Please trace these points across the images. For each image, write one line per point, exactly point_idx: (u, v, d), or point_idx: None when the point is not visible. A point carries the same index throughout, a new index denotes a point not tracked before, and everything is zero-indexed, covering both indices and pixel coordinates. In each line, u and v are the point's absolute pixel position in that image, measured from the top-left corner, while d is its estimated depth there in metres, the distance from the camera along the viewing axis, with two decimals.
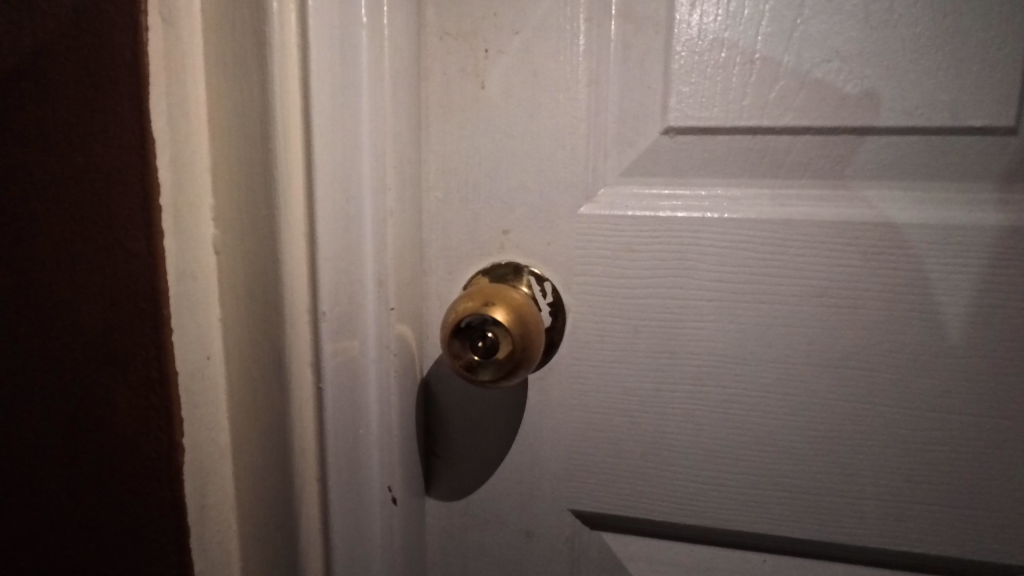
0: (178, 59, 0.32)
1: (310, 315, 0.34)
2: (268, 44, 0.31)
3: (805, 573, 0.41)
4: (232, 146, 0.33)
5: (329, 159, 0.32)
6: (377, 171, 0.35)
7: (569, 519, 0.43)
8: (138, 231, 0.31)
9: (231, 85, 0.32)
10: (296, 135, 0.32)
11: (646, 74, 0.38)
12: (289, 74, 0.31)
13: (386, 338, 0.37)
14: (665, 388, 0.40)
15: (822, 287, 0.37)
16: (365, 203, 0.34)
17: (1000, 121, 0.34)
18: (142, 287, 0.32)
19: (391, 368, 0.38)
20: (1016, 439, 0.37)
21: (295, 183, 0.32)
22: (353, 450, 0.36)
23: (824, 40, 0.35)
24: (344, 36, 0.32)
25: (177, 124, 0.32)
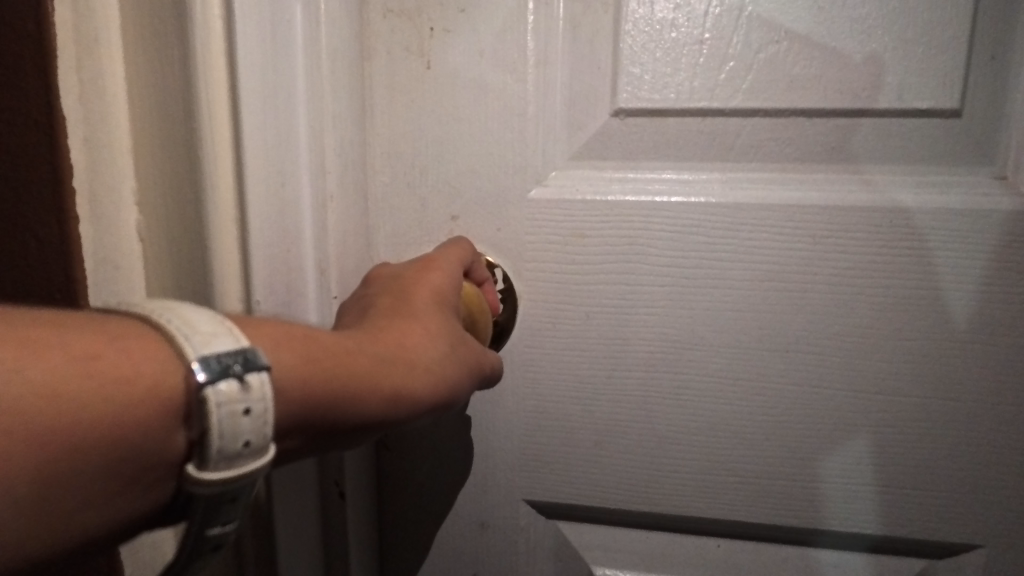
0: (89, 31, 0.32)
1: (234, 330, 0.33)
2: (189, 18, 0.30)
3: (758, 557, 0.41)
4: (160, 127, 0.32)
5: (262, 137, 0.31)
6: (316, 153, 0.33)
7: (524, 508, 0.43)
8: (50, 216, 0.33)
9: (155, 65, 0.31)
10: (223, 112, 0.30)
11: (596, 55, 0.37)
12: (213, 44, 0.30)
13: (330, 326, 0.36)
14: (617, 375, 0.40)
15: (772, 271, 0.37)
16: (303, 186, 0.33)
17: (945, 104, 0.34)
18: (58, 278, 0.34)
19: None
20: (960, 420, 0.37)
21: (222, 163, 0.31)
22: (295, 490, 0.37)
23: (772, 20, 0.35)
24: (273, 9, 0.30)
25: (92, 102, 0.32)
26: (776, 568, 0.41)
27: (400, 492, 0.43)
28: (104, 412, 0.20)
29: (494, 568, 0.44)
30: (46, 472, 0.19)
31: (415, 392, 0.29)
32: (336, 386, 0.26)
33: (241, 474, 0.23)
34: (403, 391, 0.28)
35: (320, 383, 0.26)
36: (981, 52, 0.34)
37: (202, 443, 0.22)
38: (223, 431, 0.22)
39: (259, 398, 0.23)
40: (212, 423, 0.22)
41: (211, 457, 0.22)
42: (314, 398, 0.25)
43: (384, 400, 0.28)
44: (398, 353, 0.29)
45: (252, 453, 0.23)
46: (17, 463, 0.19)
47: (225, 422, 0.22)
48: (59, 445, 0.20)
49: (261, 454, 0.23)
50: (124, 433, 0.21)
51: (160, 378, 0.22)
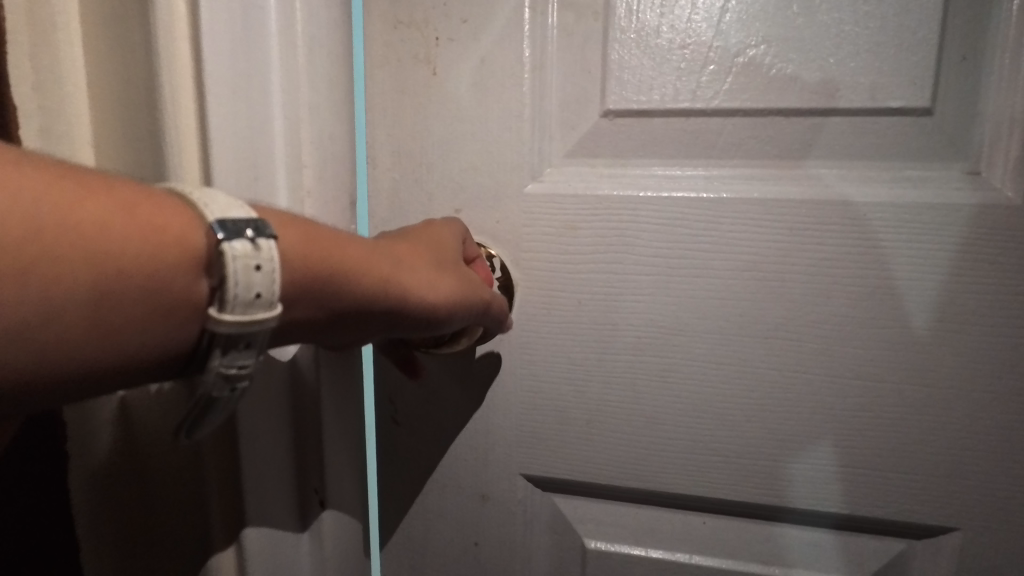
0: (46, 22, 0.36)
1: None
2: (157, 29, 0.34)
3: (742, 535, 0.44)
4: (138, 124, 0.36)
5: (230, 135, 0.36)
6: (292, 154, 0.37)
7: (521, 482, 0.46)
8: None
9: (124, 66, 0.36)
10: (186, 106, 0.35)
11: (587, 60, 0.40)
12: (176, 42, 0.34)
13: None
14: (608, 358, 0.43)
15: (752, 261, 0.39)
16: (278, 181, 0.37)
17: (916, 103, 0.36)
18: None
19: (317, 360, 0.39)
20: (936, 405, 0.39)
21: (189, 161, 0.36)
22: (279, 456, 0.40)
23: (751, 25, 0.37)
24: (249, 19, 0.35)
25: (48, 91, 0.37)
26: (759, 545, 0.43)
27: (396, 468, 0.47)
28: (139, 251, 0.23)
29: (493, 537, 0.47)
30: (96, 291, 0.23)
31: (404, 279, 0.32)
32: (339, 273, 0.29)
33: (252, 323, 0.26)
34: (393, 281, 0.31)
35: (322, 260, 0.29)
36: (952, 53, 0.36)
37: (221, 292, 0.25)
38: (238, 281, 0.25)
39: (270, 257, 0.26)
40: (229, 273, 0.25)
41: (228, 305, 0.25)
42: (317, 268, 0.28)
43: (377, 291, 0.31)
44: (395, 261, 0.32)
45: (263, 304, 0.26)
46: (71, 279, 0.22)
47: (240, 274, 0.25)
48: (106, 271, 0.23)
49: (271, 307, 0.26)
50: (153, 269, 0.24)
51: (185, 232, 0.25)
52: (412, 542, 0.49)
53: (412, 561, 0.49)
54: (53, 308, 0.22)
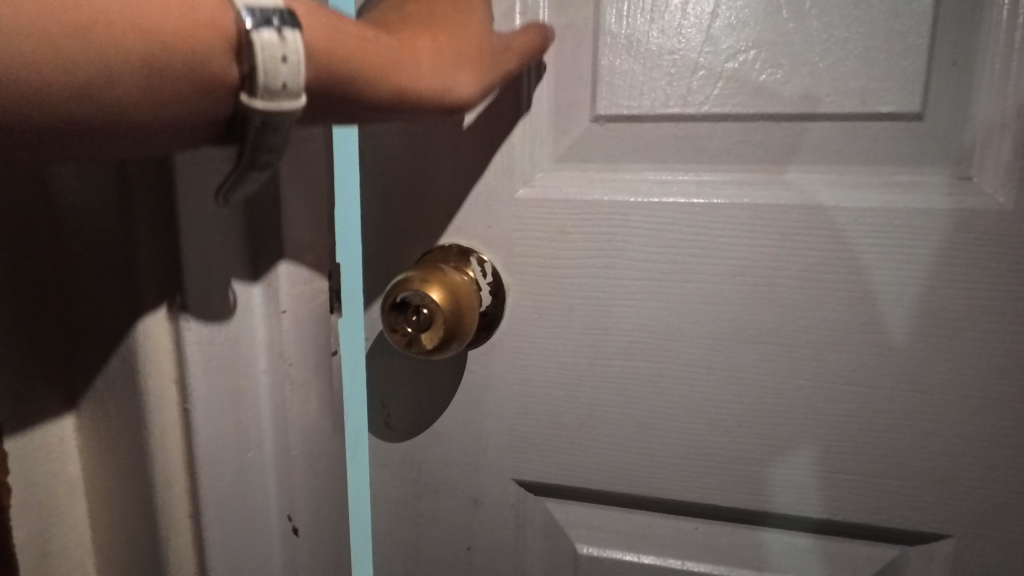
0: None
1: (178, 344, 0.32)
2: None
3: (735, 541, 0.43)
4: None
5: None
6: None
7: (513, 487, 0.46)
8: None
9: None
10: None
11: (577, 65, 0.40)
12: None
13: (280, 347, 0.36)
14: (599, 363, 0.42)
15: (742, 266, 0.39)
16: None
17: (907, 108, 0.36)
18: None
19: (287, 379, 0.37)
20: (928, 411, 0.38)
21: None
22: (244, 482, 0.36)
23: (741, 31, 0.37)
24: None
25: None
26: (752, 550, 0.43)
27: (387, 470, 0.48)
28: (163, 25, 0.21)
29: (485, 542, 0.47)
30: (130, 66, 0.20)
31: (393, 70, 0.28)
32: (358, 70, 0.27)
33: (283, 112, 0.23)
34: (406, 84, 0.29)
35: (340, 66, 0.26)
36: (943, 58, 0.35)
37: (248, 79, 0.23)
38: (265, 80, 0.23)
39: (297, 48, 0.23)
40: (257, 63, 0.22)
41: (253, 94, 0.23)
42: (331, 46, 0.26)
43: (389, 92, 0.28)
44: (411, 54, 0.29)
45: (291, 93, 0.23)
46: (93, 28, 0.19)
47: (266, 67, 0.22)
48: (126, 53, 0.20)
49: (299, 100, 0.24)
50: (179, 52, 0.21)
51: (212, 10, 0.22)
52: (405, 546, 0.49)
53: (404, 565, 0.49)
54: (79, 73, 0.19)
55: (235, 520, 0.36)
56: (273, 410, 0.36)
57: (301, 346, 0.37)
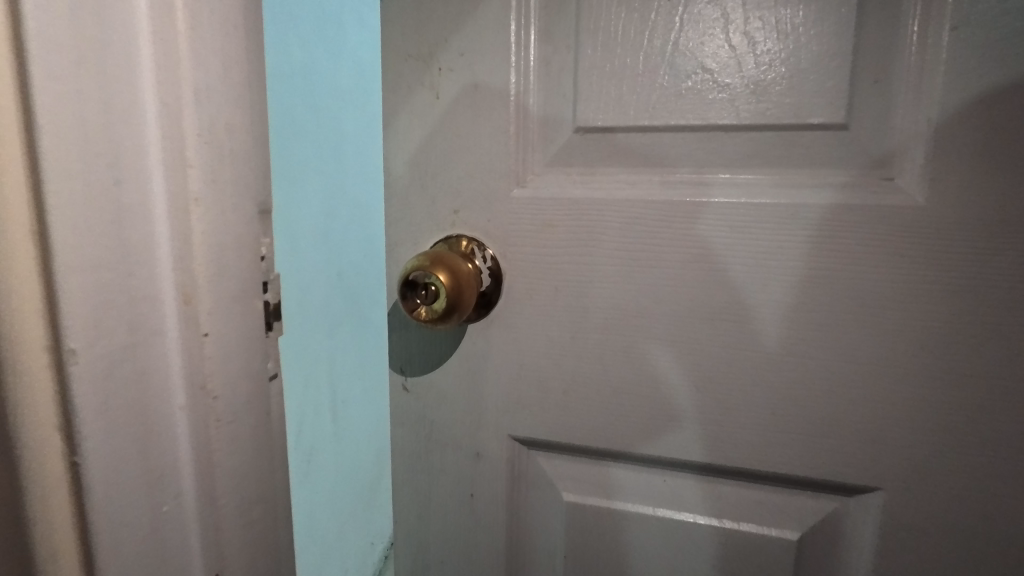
0: None
1: (53, 373, 0.28)
2: None
3: (698, 493, 0.50)
4: None
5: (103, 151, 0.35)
6: (173, 148, 0.30)
7: (509, 443, 0.54)
8: None
9: None
10: None
11: (562, 84, 0.48)
12: None
13: (200, 379, 0.33)
14: (580, 337, 0.50)
15: (700, 254, 0.46)
16: None
17: (834, 120, 0.43)
18: None
19: (212, 418, 0.34)
20: (859, 380, 0.44)
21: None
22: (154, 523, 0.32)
23: (696, 55, 0.44)
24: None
25: None
26: (713, 501, 0.50)
27: (403, 428, 0.56)
28: None
29: (486, 490, 0.55)
30: None
31: None
32: None
33: None
34: None
35: None
36: (865, 77, 0.42)
37: None
38: None
39: None
40: None
41: None
42: None
43: None
44: None
45: None
46: None
47: None
48: None
49: None
50: None
51: None
52: (419, 493, 0.57)
53: (417, 510, 0.57)
54: None
55: (139, 538, 0.32)
56: (193, 440, 0.33)
57: (230, 379, 0.35)
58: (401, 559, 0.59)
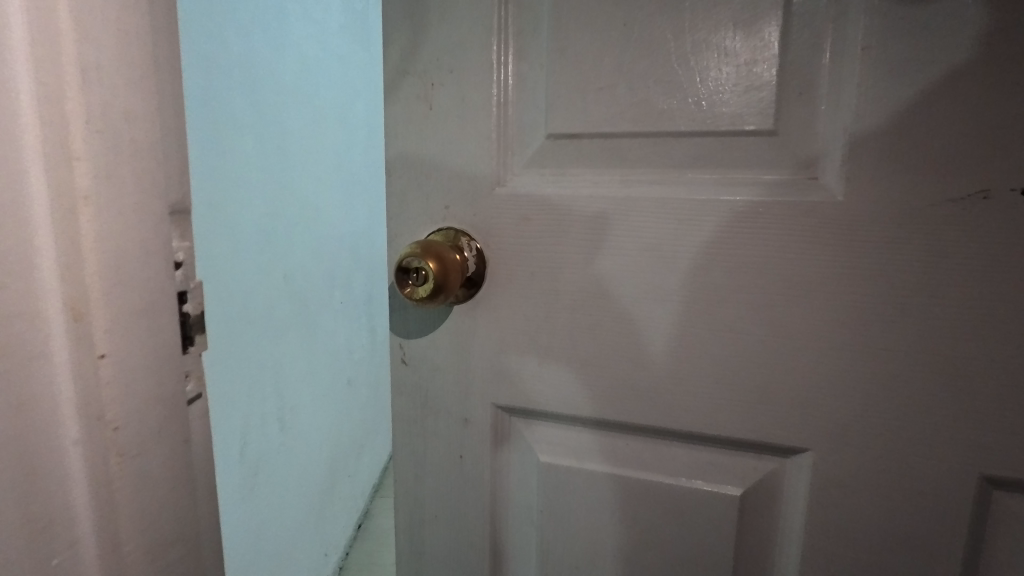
0: None
1: None
2: None
3: (656, 454, 0.57)
4: None
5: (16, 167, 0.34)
6: (57, 139, 0.29)
7: (493, 409, 0.61)
8: None
9: None
10: None
11: (536, 97, 0.55)
12: None
13: (93, 409, 0.33)
14: (552, 316, 0.57)
15: (652, 243, 0.53)
16: None
17: (764, 126, 0.49)
18: None
19: (113, 450, 0.34)
20: (790, 352, 0.51)
21: None
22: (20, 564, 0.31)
23: (647, 71, 0.51)
24: None
25: None
26: (669, 461, 0.57)
27: (402, 397, 0.64)
28: None
29: (473, 452, 0.62)
30: None
31: None
32: None
33: None
34: None
35: None
36: (791, 89, 0.48)
37: None
38: None
39: None
40: None
41: None
42: None
43: None
44: None
45: None
46: None
47: None
48: None
49: None
50: None
51: None
52: (415, 454, 0.64)
53: (414, 469, 0.65)
54: None
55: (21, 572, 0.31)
56: (89, 469, 0.33)
57: (129, 408, 0.34)
58: (400, 514, 0.67)
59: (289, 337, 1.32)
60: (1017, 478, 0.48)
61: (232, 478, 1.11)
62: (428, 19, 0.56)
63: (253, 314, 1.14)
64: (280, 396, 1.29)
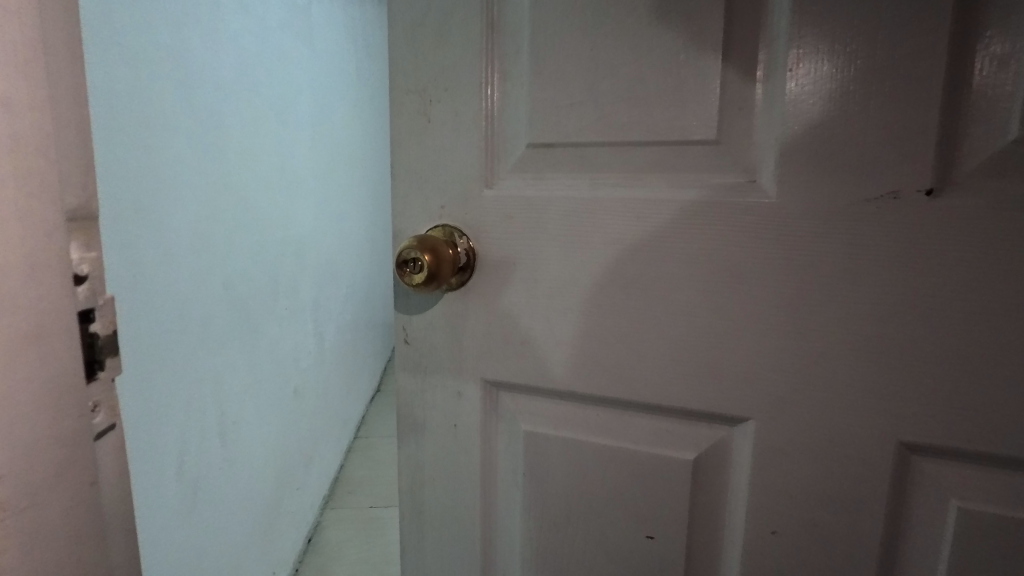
0: None
1: None
2: None
3: (622, 424, 0.65)
4: None
5: None
6: None
7: (481, 384, 0.69)
8: None
9: None
10: None
11: (518, 110, 0.64)
12: None
13: None
14: (531, 302, 0.65)
15: (615, 237, 0.61)
16: None
17: (711, 136, 0.57)
18: None
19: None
20: (734, 333, 0.58)
21: None
22: None
23: (611, 88, 0.59)
24: None
25: None
26: (632, 430, 0.64)
27: (404, 373, 0.73)
28: None
29: (464, 421, 0.71)
30: None
31: None
32: None
33: None
34: None
35: None
36: (733, 104, 0.56)
37: None
38: None
39: None
40: None
41: None
42: None
43: None
44: None
45: None
46: None
47: None
48: None
49: None
50: None
51: None
52: (416, 423, 0.74)
53: (414, 436, 0.74)
54: None
55: None
56: None
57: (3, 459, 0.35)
58: (402, 477, 0.76)
59: (223, 350, 1.35)
60: (930, 444, 0.54)
61: (167, 493, 1.14)
62: (427, 45, 0.66)
63: (173, 335, 1.13)
64: (219, 409, 1.34)
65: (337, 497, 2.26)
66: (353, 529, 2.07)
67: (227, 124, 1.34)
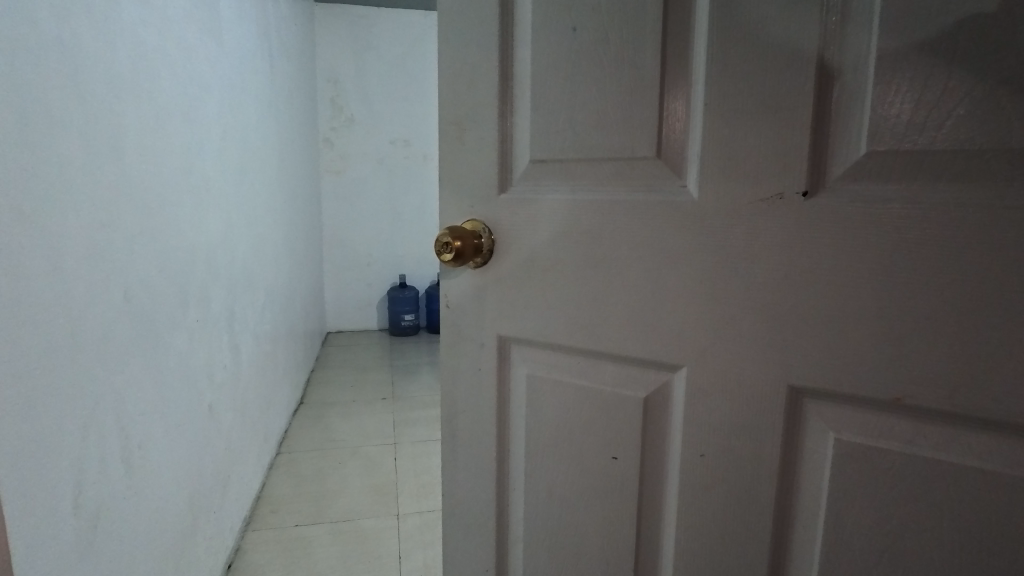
0: None
1: None
2: None
3: (594, 369, 0.86)
4: None
5: None
6: None
7: (495, 338, 0.93)
8: None
9: None
10: None
11: (523, 135, 0.87)
12: None
13: None
14: (528, 276, 0.88)
15: (586, 228, 0.82)
16: None
17: (652, 153, 0.77)
18: None
19: None
20: (668, 299, 0.77)
21: None
22: None
23: (583, 119, 0.81)
24: None
25: None
26: (601, 374, 0.85)
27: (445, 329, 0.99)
28: None
29: (484, 366, 0.95)
30: None
31: None
32: None
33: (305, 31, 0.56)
34: None
35: None
36: (668, 130, 0.76)
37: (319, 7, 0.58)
38: None
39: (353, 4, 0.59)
40: None
41: None
42: None
43: None
44: None
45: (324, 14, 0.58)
46: None
47: None
48: None
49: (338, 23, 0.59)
50: None
51: None
52: (452, 367, 0.99)
53: (451, 377, 0.99)
54: None
55: None
56: None
57: None
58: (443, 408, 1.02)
59: (130, 362, 1.39)
60: (814, 387, 0.70)
61: (74, 526, 1.15)
62: (461, 91, 0.91)
63: (44, 357, 1.08)
64: (123, 436, 1.35)
65: (259, 518, 2.36)
66: (274, 549, 2.17)
67: (116, 124, 1.33)
